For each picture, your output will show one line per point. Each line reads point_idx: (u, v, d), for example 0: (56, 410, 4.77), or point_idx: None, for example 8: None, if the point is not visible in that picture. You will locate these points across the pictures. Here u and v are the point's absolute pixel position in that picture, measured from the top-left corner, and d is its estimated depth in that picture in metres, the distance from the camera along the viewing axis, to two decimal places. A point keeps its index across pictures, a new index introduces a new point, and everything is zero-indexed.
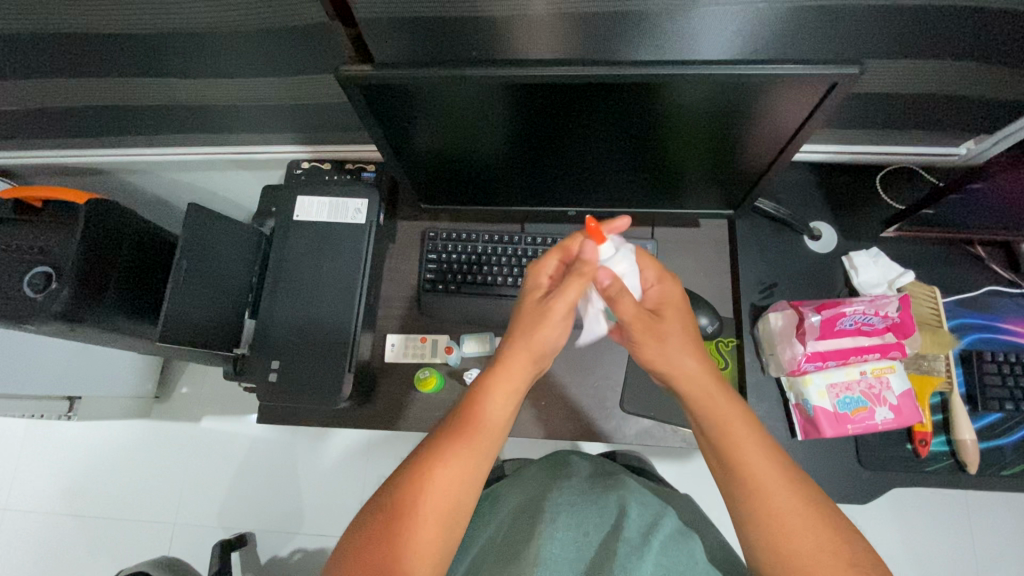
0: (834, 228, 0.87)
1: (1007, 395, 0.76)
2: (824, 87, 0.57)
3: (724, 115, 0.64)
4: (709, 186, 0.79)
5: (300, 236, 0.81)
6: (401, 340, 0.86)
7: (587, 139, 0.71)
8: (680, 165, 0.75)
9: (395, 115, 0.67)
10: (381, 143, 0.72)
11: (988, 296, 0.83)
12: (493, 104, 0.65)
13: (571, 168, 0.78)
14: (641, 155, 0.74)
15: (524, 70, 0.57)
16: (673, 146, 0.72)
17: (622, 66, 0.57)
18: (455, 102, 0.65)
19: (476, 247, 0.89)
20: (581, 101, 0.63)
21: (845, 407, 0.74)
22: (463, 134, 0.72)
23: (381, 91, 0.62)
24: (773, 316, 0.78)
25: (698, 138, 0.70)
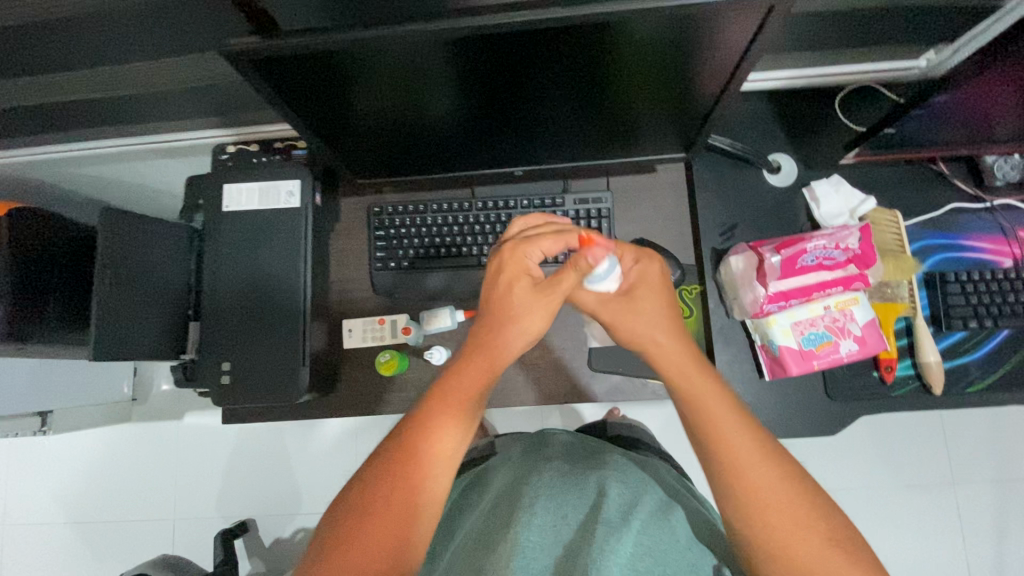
0: (793, 159, 0.84)
1: (972, 313, 0.76)
2: (762, 12, 0.52)
3: (661, 50, 0.59)
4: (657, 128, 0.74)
5: (233, 228, 0.76)
6: (358, 324, 0.82)
7: (523, 93, 0.66)
8: (626, 109, 0.71)
9: (304, 88, 0.61)
10: (295, 121, 0.66)
11: (951, 213, 0.81)
12: (411, 66, 0.59)
13: (509, 124, 0.72)
14: (581, 102, 0.69)
15: (430, 25, 0.51)
16: (613, 90, 0.66)
17: (537, 9, 0.51)
18: (366, 68, 0.59)
19: (425, 218, 0.85)
20: (503, 50, 0.57)
21: (809, 343, 0.73)
22: (384, 102, 0.66)
23: (279, 65, 0.56)
24: (734, 258, 0.76)
25: (638, 78, 0.64)
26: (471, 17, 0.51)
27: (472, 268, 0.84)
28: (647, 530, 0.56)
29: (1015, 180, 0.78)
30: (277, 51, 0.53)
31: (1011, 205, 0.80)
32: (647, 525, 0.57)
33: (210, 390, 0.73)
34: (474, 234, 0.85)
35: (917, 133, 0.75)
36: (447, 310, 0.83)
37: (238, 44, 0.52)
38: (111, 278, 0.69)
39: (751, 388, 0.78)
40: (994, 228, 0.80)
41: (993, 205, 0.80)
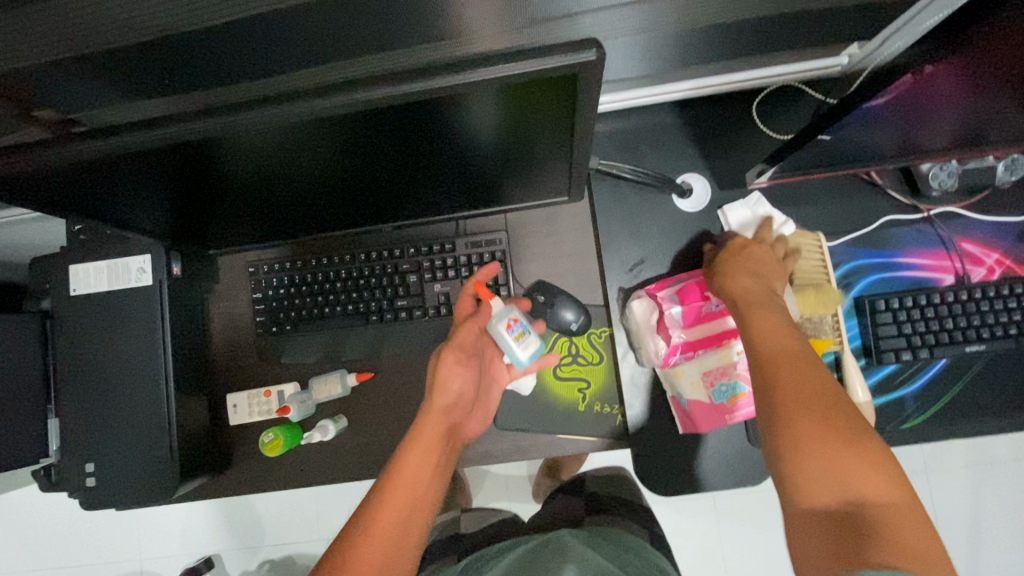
0: (707, 178, 0.74)
1: (905, 344, 0.68)
2: (573, 78, 0.43)
3: (490, 114, 0.50)
4: (537, 175, 0.65)
5: (82, 315, 0.69)
6: (243, 399, 0.76)
7: (358, 161, 0.57)
8: (489, 163, 0.62)
9: (115, 191, 0.54)
10: (118, 215, 0.59)
11: (885, 228, 0.72)
12: (203, 157, 0.51)
13: (366, 187, 0.64)
14: (430, 165, 0.61)
15: (204, 123, 0.44)
16: (464, 151, 0.58)
17: (309, 99, 0.43)
18: (173, 165, 0.52)
19: (306, 276, 0.77)
20: (308, 132, 0.49)
21: (721, 396, 0.65)
22: (225, 186, 0.59)
23: (56, 179, 0.49)
24: (636, 304, 0.69)
25: (484, 138, 0.55)
26: (239, 113, 0.44)
27: (363, 327, 0.77)
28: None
29: (954, 188, 0.69)
30: (41, 167, 0.46)
31: (952, 213, 0.71)
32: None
33: (77, 493, 0.68)
34: (360, 290, 0.77)
35: (850, 144, 0.64)
36: (337, 374, 0.76)
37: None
38: None
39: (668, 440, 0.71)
40: (934, 240, 0.72)
41: (931, 214, 0.72)
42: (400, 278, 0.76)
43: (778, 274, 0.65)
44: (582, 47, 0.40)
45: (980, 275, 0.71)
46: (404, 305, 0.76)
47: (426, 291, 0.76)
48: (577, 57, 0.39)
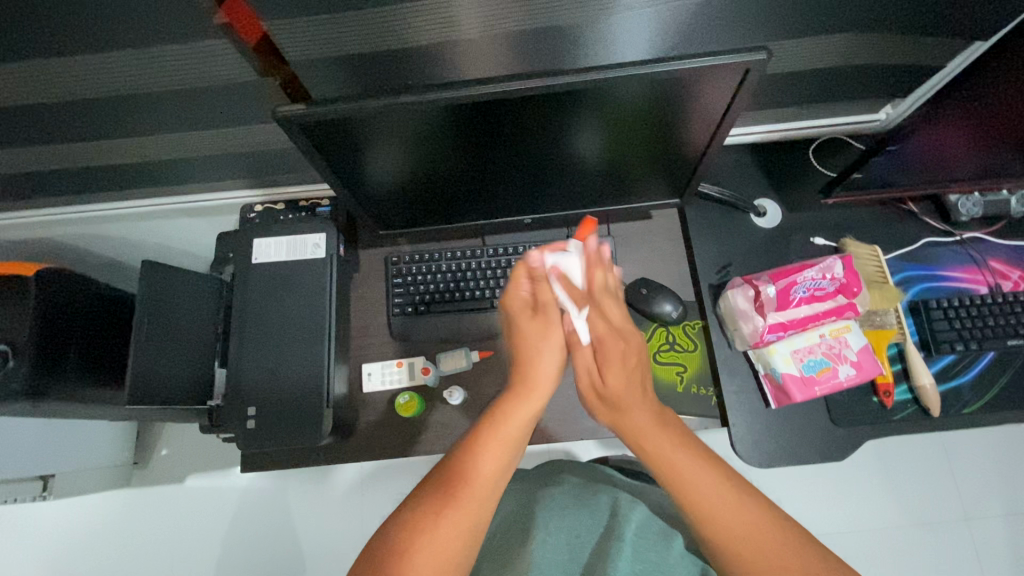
0: (777, 203, 0.92)
1: (957, 337, 0.81)
2: (738, 75, 0.60)
3: (656, 109, 0.66)
4: (655, 179, 0.82)
5: (260, 278, 0.81)
6: (376, 367, 0.86)
7: (534, 149, 0.73)
8: (624, 162, 0.78)
9: (340, 148, 0.68)
10: (333, 178, 0.73)
11: (925, 247, 0.88)
12: (434, 129, 0.67)
13: (522, 175, 0.79)
14: (581, 158, 0.76)
15: (454, 91, 0.59)
16: (612, 147, 0.74)
17: (543, 76, 0.59)
18: (390, 126, 0.65)
19: (439, 265, 0.90)
20: (515, 113, 0.65)
21: (810, 369, 0.77)
22: (415, 160, 0.73)
23: (319, 128, 0.63)
24: (732, 294, 0.81)
25: (634, 134, 0.72)
26: (456, 89, 0.59)
27: (487, 310, 0.89)
28: (647, 543, 0.60)
29: (979, 215, 0.86)
30: (317, 115, 0.60)
31: (978, 238, 0.88)
32: (647, 538, 0.61)
33: (234, 434, 0.76)
34: (486, 279, 0.89)
35: (885, 173, 0.83)
36: (463, 350, 0.86)
37: (286, 111, 0.59)
38: (148, 324, 0.72)
39: (759, 416, 0.81)
40: (967, 259, 0.87)
41: (963, 238, 0.88)
42: None
43: (851, 268, 0.78)
44: (753, 52, 0.57)
45: (1009, 287, 0.86)
46: None
47: None
48: (749, 57, 0.57)
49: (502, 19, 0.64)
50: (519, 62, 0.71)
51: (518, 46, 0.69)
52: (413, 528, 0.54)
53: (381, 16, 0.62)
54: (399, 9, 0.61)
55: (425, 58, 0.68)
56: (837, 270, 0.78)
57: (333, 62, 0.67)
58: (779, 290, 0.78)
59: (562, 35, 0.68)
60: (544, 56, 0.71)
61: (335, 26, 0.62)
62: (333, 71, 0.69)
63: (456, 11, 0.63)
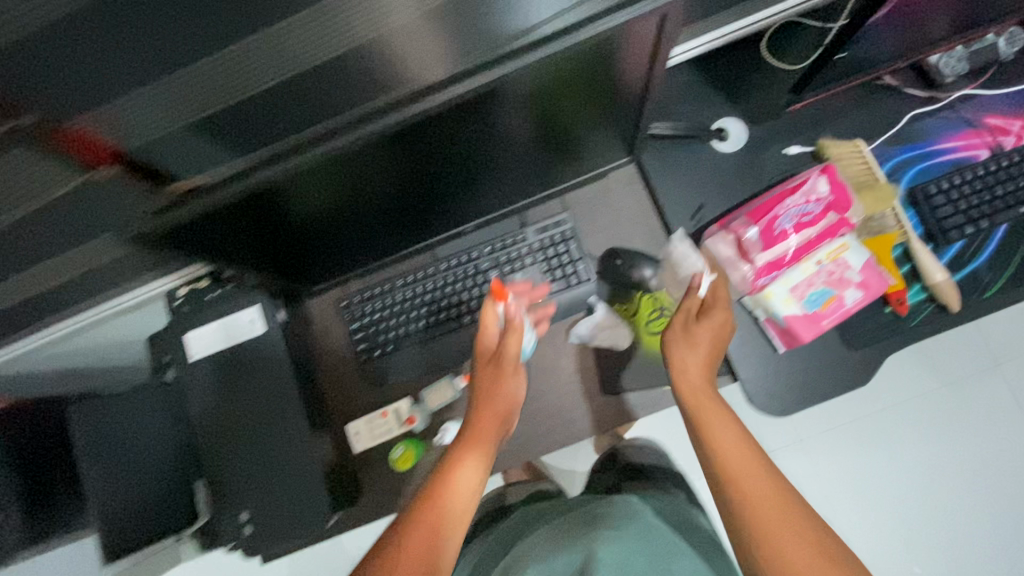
0: (739, 118, 0.80)
1: (965, 220, 0.73)
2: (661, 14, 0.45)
3: (580, 75, 0.51)
4: (597, 143, 0.69)
5: (205, 376, 0.73)
6: (361, 424, 0.80)
7: (462, 157, 0.60)
8: (563, 137, 0.66)
9: (217, 248, 0.53)
10: (224, 265, 0.60)
11: (911, 123, 0.78)
12: (346, 179, 0.54)
13: (443, 187, 0.66)
14: (505, 150, 0.63)
15: (321, 146, 0.43)
16: (536, 127, 0.61)
17: (429, 93, 0.44)
18: (261, 206, 0.51)
19: (394, 297, 0.82)
20: (410, 136, 0.51)
21: (813, 305, 0.70)
22: (312, 217, 0.60)
23: (178, 241, 0.49)
24: (713, 243, 0.73)
25: (559, 108, 0.57)
26: (323, 144, 0.44)
27: (458, 329, 0.81)
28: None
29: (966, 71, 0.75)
30: (166, 227, 0.45)
31: (969, 95, 0.77)
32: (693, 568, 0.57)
33: (238, 543, 0.72)
34: (448, 297, 0.81)
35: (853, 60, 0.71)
36: (446, 380, 0.80)
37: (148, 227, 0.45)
38: (101, 472, 0.66)
39: (770, 364, 0.75)
40: (959, 123, 0.78)
41: (951, 100, 0.78)
42: (482, 277, 0.81)
43: (836, 180, 0.70)
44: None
45: (1011, 143, 0.76)
46: None
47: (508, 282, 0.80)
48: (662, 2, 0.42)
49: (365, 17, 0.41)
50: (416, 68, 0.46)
51: (403, 56, 0.45)
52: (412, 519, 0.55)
53: (191, 78, 0.40)
54: (207, 57, 0.39)
55: (270, 100, 0.44)
56: (822, 187, 0.70)
57: (168, 149, 0.44)
58: (760, 227, 0.71)
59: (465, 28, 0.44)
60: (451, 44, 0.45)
61: (129, 110, 0.40)
62: (165, 162, 0.45)
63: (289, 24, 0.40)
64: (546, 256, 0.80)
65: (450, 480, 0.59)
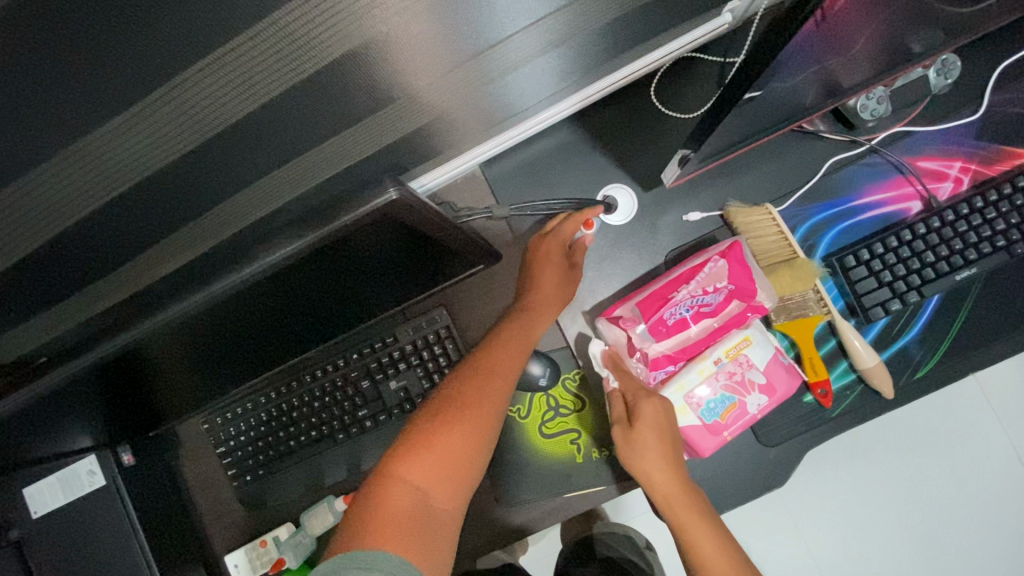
0: (628, 182, 0.69)
1: (891, 293, 0.62)
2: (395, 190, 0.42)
3: (408, 230, 0.51)
4: (448, 259, 0.64)
5: (50, 532, 0.66)
6: (242, 556, 0.74)
7: (297, 305, 0.59)
8: (398, 256, 0.58)
9: (25, 425, 0.52)
10: (44, 434, 0.58)
11: (832, 174, 0.66)
12: (134, 358, 0.50)
13: (284, 325, 0.62)
14: (340, 287, 0.59)
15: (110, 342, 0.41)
16: (371, 266, 0.58)
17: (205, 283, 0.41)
18: (74, 395, 0.51)
19: (259, 415, 0.73)
20: (242, 305, 0.52)
21: (711, 416, 0.61)
22: (134, 381, 0.57)
23: None
24: (604, 326, 0.63)
25: (391, 248, 0.55)
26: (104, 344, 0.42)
27: (332, 446, 0.73)
28: None
29: (887, 112, 0.63)
30: None
31: (896, 135, 0.65)
32: None
33: None
34: (318, 412, 0.73)
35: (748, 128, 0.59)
36: (325, 505, 0.73)
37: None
38: None
39: None
40: (886, 171, 0.66)
41: (874, 144, 0.66)
42: (354, 388, 0.73)
43: (741, 259, 0.59)
44: (380, 190, 0.41)
45: (947, 190, 0.65)
46: (367, 414, 0.72)
47: (383, 392, 0.72)
48: (378, 204, 0.41)
49: (142, 153, 0.33)
50: (183, 222, 0.39)
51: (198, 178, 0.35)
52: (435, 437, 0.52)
53: None
54: None
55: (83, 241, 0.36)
56: (724, 274, 0.59)
57: None
58: (652, 324, 0.59)
59: (228, 173, 0.37)
60: (235, 183, 0.38)
61: None
62: None
63: (37, 184, 0.32)
64: (422, 360, 0.72)
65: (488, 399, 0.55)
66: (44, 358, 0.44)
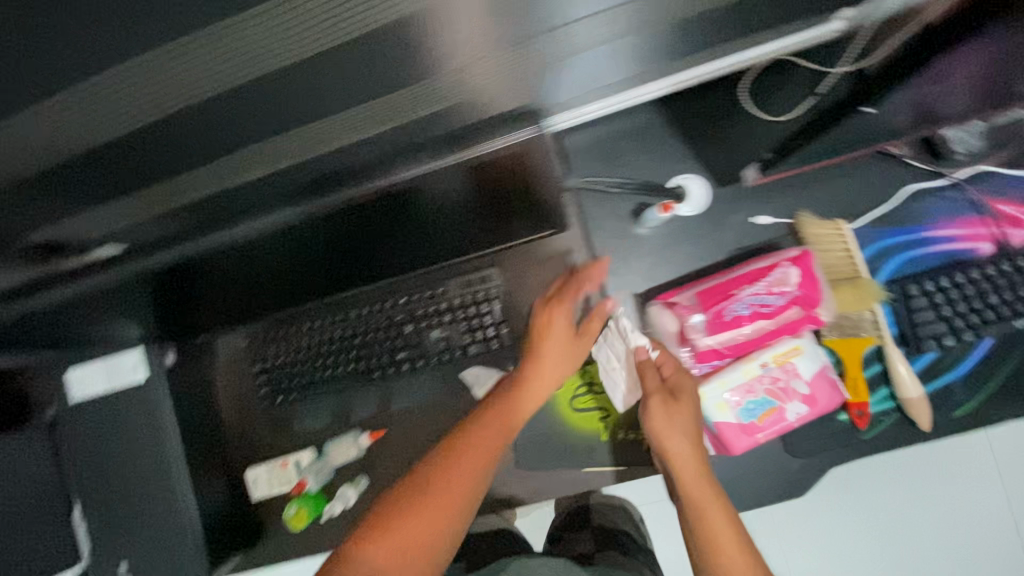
0: (704, 174, 0.69)
1: (946, 329, 0.62)
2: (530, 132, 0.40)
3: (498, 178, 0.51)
4: (517, 218, 0.63)
5: (88, 416, 0.69)
6: (262, 472, 0.76)
7: (365, 236, 0.58)
8: (473, 203, 0.58)
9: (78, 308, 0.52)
10: (95, 316, 0.58)
11: (909, 202, 0.66)
12: (193, 263, 0.49)
13: (343, 251, 0.62)
14: (409, 226, 0.59)
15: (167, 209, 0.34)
16: (446, 208, 0.57)
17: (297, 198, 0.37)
18: (133, 285, 0.50)
19: (299, 341, 0.75)
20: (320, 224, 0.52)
21: (749, 416, 0.61)
22: (190, 281, 0.57)
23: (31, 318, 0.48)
24: (659, 312, 0.64)
25: (472, 193, 0.54)
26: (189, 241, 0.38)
27: (366, 383, 0.75)
28: None
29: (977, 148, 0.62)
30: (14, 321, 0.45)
31: (980, 174, 0.65)
32: None
33: None
34: (357, 346, 0.74)
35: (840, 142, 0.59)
36: (351, 436, 0.76)
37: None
38: None
39: None
40: (963, 207, 0.65)
41: (956, 179, 0.66)
42: (397, 330, 0.73)
43: (808, 270, 0.59)
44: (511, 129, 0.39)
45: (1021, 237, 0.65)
46: (405, 357, 0.73)
47: (424, 339, 0.73)
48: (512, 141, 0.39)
49: (212, 69, 0.25)
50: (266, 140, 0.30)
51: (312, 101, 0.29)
52: (429, 476, 0.53)
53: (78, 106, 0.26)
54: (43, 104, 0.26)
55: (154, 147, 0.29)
56: (790, 278, 0.59)
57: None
58: (709, 314, 0.60)
59: (301, 107, 0.29)
60: (306, 119, 0.30)
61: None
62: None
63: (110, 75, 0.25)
64: (467, 314, 0.72)
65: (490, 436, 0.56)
66: (105, 247, 0.38)
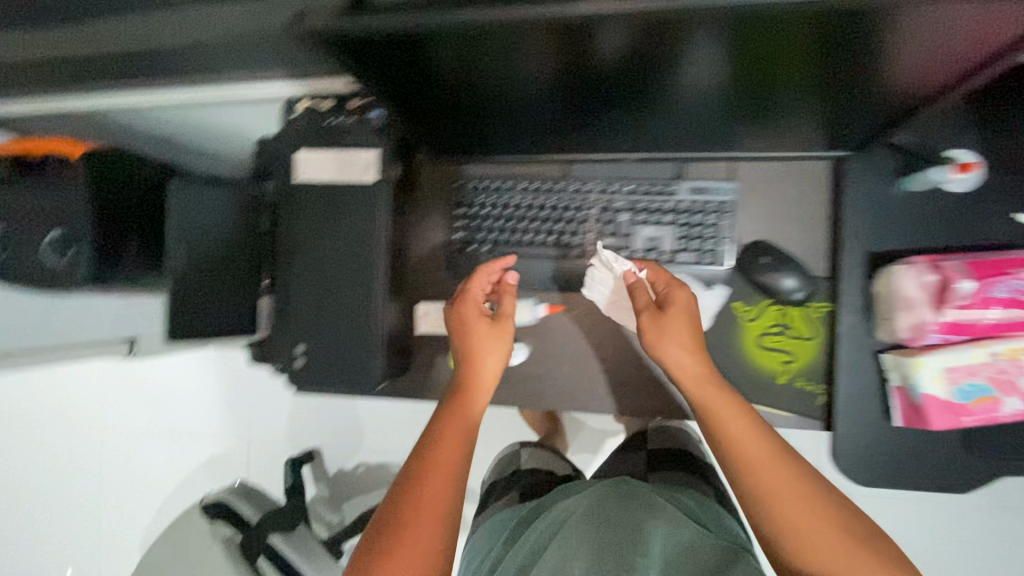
0: (988, 154, 0.65)
1: None
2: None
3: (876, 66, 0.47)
4: (809, 122, 0.60)
5: (307, 199, 0.70)
6: (434, 308, 0.78)
7: (671, 99, 0.55)
8: (801, 94, 0.54)
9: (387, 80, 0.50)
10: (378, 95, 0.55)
11: None
12: (536, 58, 0.46)
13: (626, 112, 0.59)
14: (717, 99, 0.56)
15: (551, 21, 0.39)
16: (771, 92, 0.53)
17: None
18: (462, 68, 0.48)
19: (512, 197, 0.74)
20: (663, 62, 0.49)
21: (962, 396, 0.61)
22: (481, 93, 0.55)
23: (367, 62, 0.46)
24: (905, 272, 0.62)
25: (821, 78, 0.50)
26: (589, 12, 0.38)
27: (559, 258, 0.74)
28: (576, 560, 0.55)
29: None
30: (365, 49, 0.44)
31: None
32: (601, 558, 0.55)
33: (286, 369, 0.72)
34: (568, 220, 0.73)
35: None
36: (528, 304, 0.76)
37: (317, 22, 0.41)
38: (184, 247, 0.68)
39: (876, 430, 0.67)
40: None
41: None
42: (610, 217, 0.71)
43: None
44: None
45: None
46: (613, 245, 0.72)
47: (634, 234, 0.71)
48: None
49: None
50: None
51: None
52: (420, 453, 0.56)
53: None
54: None
55: None
56: None
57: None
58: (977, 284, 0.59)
59: None
60: None
61: None
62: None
63: None
64: (690, 222, 0.70)
65: (463, 409, 0.61)
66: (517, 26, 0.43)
